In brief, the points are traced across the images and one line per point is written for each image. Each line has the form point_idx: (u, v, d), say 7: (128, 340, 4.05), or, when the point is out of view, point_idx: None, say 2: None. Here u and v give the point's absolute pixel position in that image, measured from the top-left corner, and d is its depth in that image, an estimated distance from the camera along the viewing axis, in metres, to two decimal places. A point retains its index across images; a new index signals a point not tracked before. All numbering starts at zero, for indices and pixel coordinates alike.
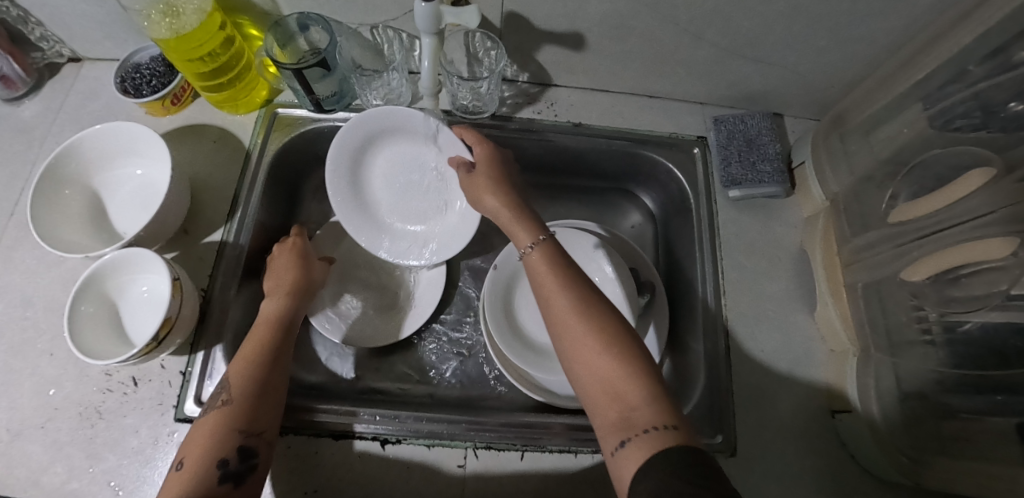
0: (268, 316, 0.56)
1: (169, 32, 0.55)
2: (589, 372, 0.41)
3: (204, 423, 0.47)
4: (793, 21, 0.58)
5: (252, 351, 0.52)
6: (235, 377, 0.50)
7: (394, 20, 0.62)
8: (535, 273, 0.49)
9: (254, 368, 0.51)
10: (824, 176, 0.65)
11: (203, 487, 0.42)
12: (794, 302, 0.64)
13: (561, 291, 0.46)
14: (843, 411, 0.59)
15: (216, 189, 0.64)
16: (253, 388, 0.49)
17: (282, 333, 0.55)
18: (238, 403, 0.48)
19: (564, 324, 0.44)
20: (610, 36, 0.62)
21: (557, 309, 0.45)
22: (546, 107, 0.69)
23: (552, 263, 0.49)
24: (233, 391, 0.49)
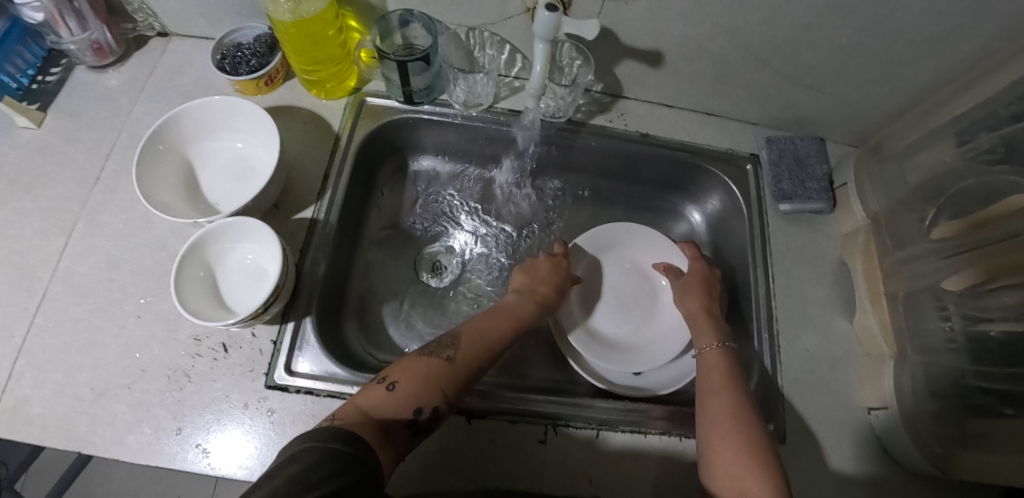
0: (513, 312, 0.59)
1: (293, 16, 0.59)
2: (720, 456, 0.49)
3: (419, 364, 0.49)
4: (848, 56, 0.66)
5: (495, 336, 0.55)
6: (471, 342, 0.53)
7: (493, 24, 0.66)
8: (704, 372, 0.58)
9: (487, 354, 0.53)
10: (864, 195, 0.72)
11: (398, 415, 0.45)
12: (835, 308, 0.71)
13: (724, 393, 0.55)
14: (879, 407, 0.65)
15: (307, 168, 0.67)
16: (475, 367, 0.52)
17: (518, 331, 0.58)
18: (460, 369, 0.50)
19: (722, 424, 0.51)
20: (686, 56, 0.68)
21: (716, 404, 0.54)
22: (617, 116, 0.75)
23: (727, 371, 0.57)
24: (465, 352, 0.52)
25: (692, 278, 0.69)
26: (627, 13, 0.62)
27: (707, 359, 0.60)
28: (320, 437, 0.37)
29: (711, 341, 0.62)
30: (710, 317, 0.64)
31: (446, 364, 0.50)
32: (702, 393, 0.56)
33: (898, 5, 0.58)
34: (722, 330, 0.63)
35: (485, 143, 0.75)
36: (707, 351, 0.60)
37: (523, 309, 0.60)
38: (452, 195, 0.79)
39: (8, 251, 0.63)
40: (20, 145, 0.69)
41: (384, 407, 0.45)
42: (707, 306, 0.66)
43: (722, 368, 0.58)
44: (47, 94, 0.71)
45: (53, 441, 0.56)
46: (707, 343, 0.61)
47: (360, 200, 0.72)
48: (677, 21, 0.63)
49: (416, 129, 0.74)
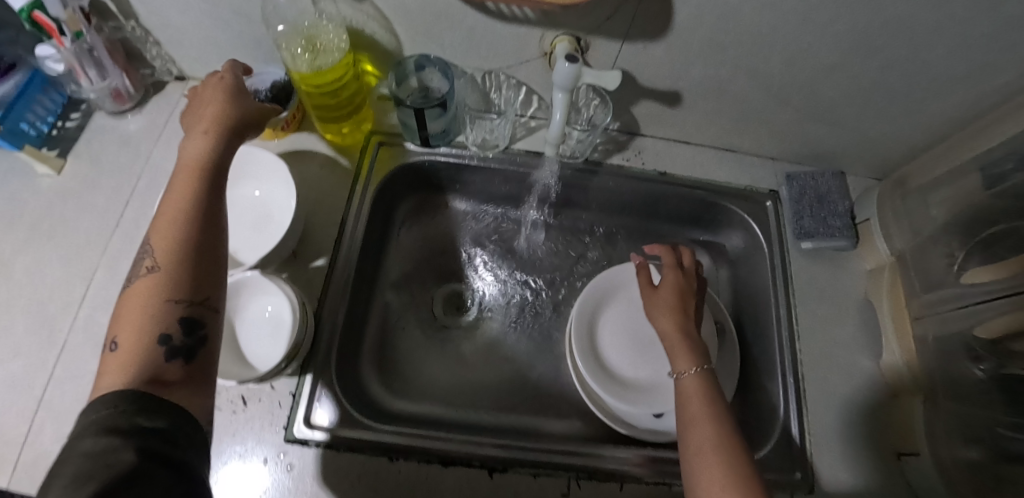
0: (193, 163, 0.45)
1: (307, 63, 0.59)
2: (706, 493, 0.45)
3: (140, 284, 0.39)
4: (870, 94, 0.65)
5: (174, 206, 0.42)
6: (165, 235, 0.41)
7: (509, 67, 0.66)
8: (685, 400, 0.54)
9: (184, 225, 0.41)
10: (888, 231, 0.70)
11: (149, 365, 0.36)
12: (862, 349, 0.69)
13: (706, 422, 0.50)
14: (909, 454, 0.63)
15: (324, 214, 0.67)
16: (185, 247, 0.40)
17: (214, 186, 0.45)
18: (164, 267, 0.40)
19: (705, 457, 0.47)
20: (705, 96, 0.68)
21: (699, 436, 0.50)
22: (634, 155, 0.74)
23: (709, 397, 0.53)
24: (156, 256, 0.40)
25: (669, 293, 0.65)
26: (645, 55, 0.62)
27: (685, 387, 0.55)
28: (112, 403, 0.33)
29: (688, 364, 0.57)
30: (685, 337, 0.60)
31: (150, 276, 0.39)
32: (683, 422, 0.52)
33: (923, 46, 0.57)
34: (700, 349, 0.59)
35: (501, 183, 0.75)
36: (685, 376, 0.56)
37: (222, 122, 0.49)
38: (468, 234, 0.79)
39: (29, 301, 0.64)
40: (41, 192, 0.69)
41: (115, 379, 0.36)
42: (679, 325, 0.61)
43: (701, 396, 0.54)
44: (67, 139, 0.72)
45: None
46: (685, 368, 0.57)
47: (376, 242, 0.72)
48: (697, 63, 0.62)
49: (433, 171, 0.74)
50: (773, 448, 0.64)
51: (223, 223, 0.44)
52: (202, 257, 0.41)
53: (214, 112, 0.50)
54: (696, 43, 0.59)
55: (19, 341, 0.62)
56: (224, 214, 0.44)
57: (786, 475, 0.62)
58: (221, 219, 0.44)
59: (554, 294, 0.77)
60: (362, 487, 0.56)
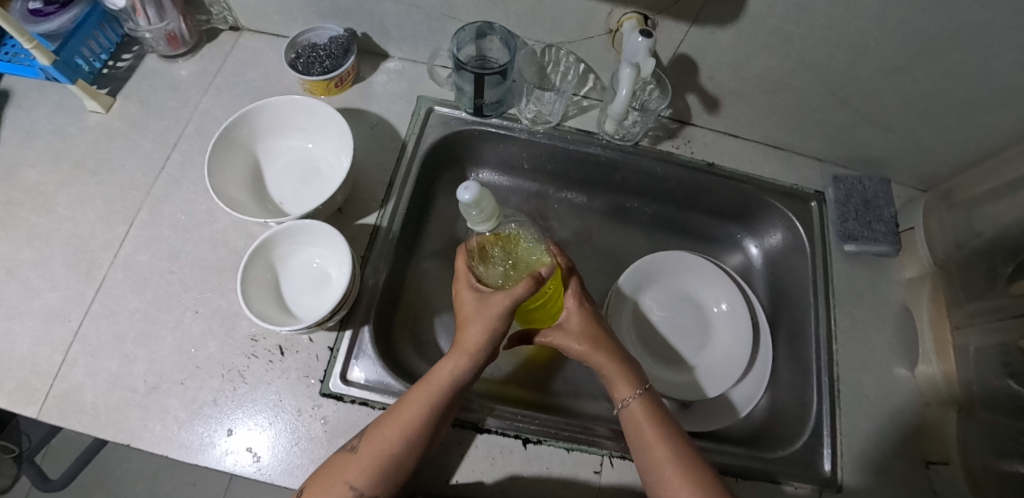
0: (440, 387, 0.51)
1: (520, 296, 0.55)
2: None
3: (340, 462, 0.48)
4: (930, 101, 0.64)
5: (408, 412, 0.49)
6: (382, 437, 0.48)
7: (572, 42, 0.65)
8: (628, 423, 0.53)
9: (399, 435, 0.48)
10: (933, 241, 0.70)
11: None
12: (897, 356, 0.69)
13: (663, 443, 0.50)
14: (939, 462, 0.62)
15: (372, 174, 0.67)
16: (390, 454, 0.48)
17: (440, 411, 0.50)
18: (367, 461, 0.48)
19: (667, 471, 0.48)
20: (762, 89, 0.68)
21: (657, 461, 0.49)
22: (683, 143, 0.74)
23: (655, 415, 0.52)
24: (368, 449, 0.48)
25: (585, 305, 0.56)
26: (710, 41, 0.62)
27: (628, 416, 0.53)
28: None
29: (630, 390, 0.54)
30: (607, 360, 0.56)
31: (354, 458, 0.48)
32: (636, 452, 0.51)
33: (993, 55, 0.56)
34: (637, 370, 0.56)
35: (549, 159, 0.75)
36: (629, 405, 0.53)
37: (475, 341, 0.51)
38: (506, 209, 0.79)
39: (70, 235, 0.64)
40: (88, 129, 0.69)
41: None
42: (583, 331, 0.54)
43: (648, 415, 0.52)
44: (117, 79, 0.72)
45: (103, 431, 0.55)
46: (623, 393, 0.54)
47: (417, 207, 0.71)
48: (761, 54, 0.62)
49: (479, 141, 0.73)
50: (801, 444, 0.64)
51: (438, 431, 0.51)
52: (399, 469, 0.48)
53: (472, 309, 0.52)
54: (763, 33, 0.59)
55: (60, 272, 0.62)
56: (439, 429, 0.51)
57: (814, 472, 0.62)
58: (433, 430, 0.50)
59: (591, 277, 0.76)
60: None
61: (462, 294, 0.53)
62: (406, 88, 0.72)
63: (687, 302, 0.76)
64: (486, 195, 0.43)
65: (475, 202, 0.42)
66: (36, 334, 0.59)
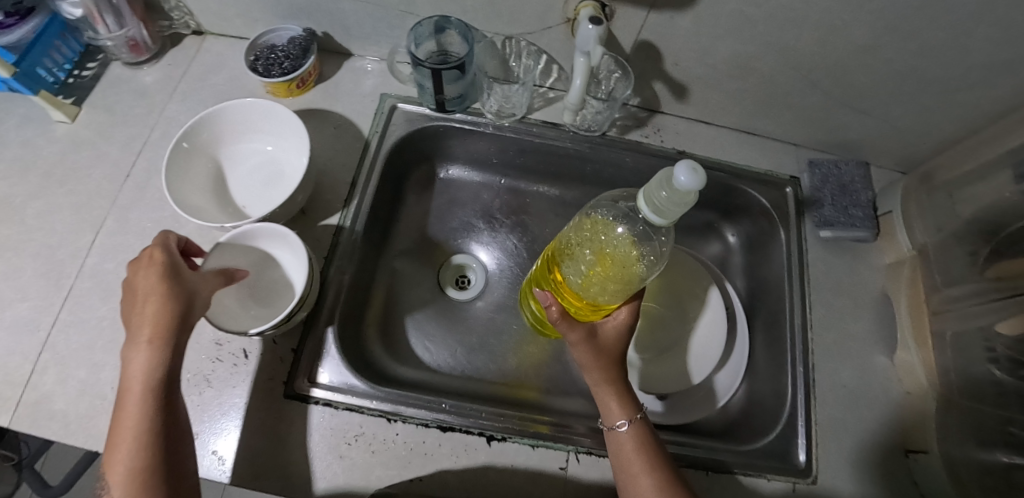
0: (134, 385, 0.43)
1: (580, 276, 0.53)
2: None
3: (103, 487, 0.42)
4: (903, 80, 0.62)
5: (132, 423, 0.42)
6: (118, 456, 0.41)
7: (531, 33, 0.64)
8: (614, 449, 0.50)
9: (146, 452, 0.42)
10: (911, 225, 0.68)
11: None
12: (876, 344, 0.67)
13: (647, 473, 0.47)
14: (918, 451, 0.61)
15: (335, 174, 0.66)
16: (144, 474, 0.41)
17: (156, 412, 0.43)
18: (121, 488, 0.41)
19: None
20: (730, 74, 0.66)
21: (642, 491, 0.47)
22: (653, 132, 0.73)
23: (645, 443, 0.49)
24: (112, 479, 0.41)
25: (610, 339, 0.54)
26: (671, 26, 0.60)
27: (617, 441, 0.50)
28: None
29: (621, 414, 0.51)
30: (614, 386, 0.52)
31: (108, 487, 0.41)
32: (620, 479, 0.49)
33: (964, 30, 0.54)
34: (633, 392, 0.53)
35: (518, 153, 0.74)
36: (617, 430, 0.50)
37: (153, 320, 0.45)
38: (478, 206, 0.78)
39: (38, 246, 0.64)
40: (55, 139, 0.70)
41: None
42: (592, 360, 0.53)
43: (636, 443, 0.49)
44: (82, 88, 0.72)
45: (75, 438, 0.56)
46: (614, 418, 0.51)
47: (385, 206, 0.71)
48: (725, 37, 0.61)
49: (446, 137, 0.72)
50: (777, 435, 0.62)
51: (175, 435, 0.44)
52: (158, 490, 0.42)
53: (138, 277, 0.47)
54: (725, 17, 0.58)
55: (30, 283, 0.63)
56: (179, 432, 0.45)
57: (791, 464, 0.60)
58: (175, 436, 0.44)
59: None
60: (358, 447, 0.55)
61: (142, 280, 0.46)
62: (370, 86, 0.72)
63: (658, 293, 0.75)
64: (691, 192, 0.41)
65: (681, 191, 0.40)
66: (6, 346, 0.60)
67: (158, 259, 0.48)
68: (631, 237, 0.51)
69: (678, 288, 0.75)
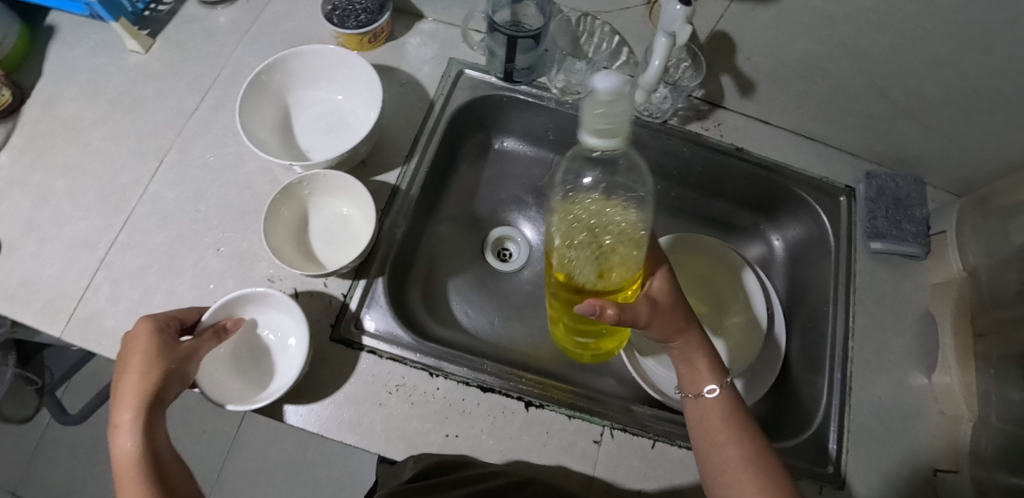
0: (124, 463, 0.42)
1: (591, 270, 0.50)
2: None
3: None
4: (975, 99, 0.62)
5: None
6: None
7: (607, 12, 0.65)
8: (699, 416, 0.50)
9: None
10: (964, 246, 0.68)
11: None
12: (914, 361, 0.67)
13: (733, 442, 0.47)
14: (947, 470, 0.61)
15: (399, 130, 0.67)
16: None
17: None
18: None
19: (739, 476, 0.45)
20: (800, 74, 0.66)
21: (726, 459, 0.47)
22: (713, 125, 0.73)
23: (732, 411, 0.49)
24: None
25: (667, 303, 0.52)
26: (749, 19, 0.60)
27: (702, 406, 0.50)
28: None
29: (710, 381, 0.51)
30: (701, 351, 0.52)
31: None
32: (702, 445, 0.49)
33: None
34: (718, 359, 0.53)
35: (576, 132, 0.74)
36: (702, 396, 0.50)
37: (133, 399, 0.43)
38: (528, 180, 0.79)
39: (102, 168, 0.66)
40: (127, 68, 0.71)
41: None
42: (669, 322, 0.50)
43: (722, 411, 0.49)
44: (157, 22, 0.73)
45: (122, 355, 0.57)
46: (702, 385, 0.51)
47: (440, 168, 0.71)
48: (802, 35, 0.61)
49: (507, 108, 0.73)
50: (806, 438, 0.62)
51: None
52: None
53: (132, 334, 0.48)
54: (805, 14, 0.58)
55: (91, 202, 0.64)
56: None
57: (818, 467, 0.61)
58: None
59: None
60: (398, 396, 0.56)
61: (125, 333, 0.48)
62: (438, 49, 0.72)
63: (699, 286, 0.75)
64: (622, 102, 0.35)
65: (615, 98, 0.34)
66: (64, 259, 0.61)
67: (145, 327, 0.47)
68: (601, 198, 0.51)
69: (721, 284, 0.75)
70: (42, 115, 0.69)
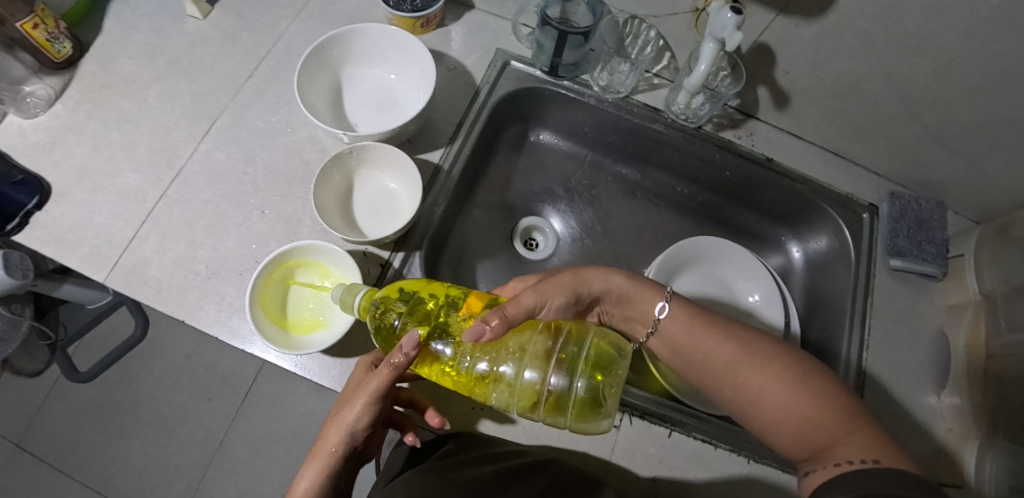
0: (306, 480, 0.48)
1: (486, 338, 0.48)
2: (762, 414, 0.46)
3: None
4: (1004, 128, 0.64)
5: None
6: None
7: (655, 16, 0.67)
8: (674, 346, 0.53)
9: None
10: (982, 270, 0.70)
11: None
12: (925, 378, 0.69)
13: (710, 346, 0.50)
14: (951, 485, 0.62)
15: (444, 113, 0.69)
16: None
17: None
18: None
19: (732, 375, 0.48)
20: (836, 92, 0.68)
21: (716, 367, 0.49)
22: (746, 135, 0.75)
23: (690, 317, 0.53)
24: None
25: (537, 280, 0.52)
26: (793, 34, 0.63)
27: (671, 334, 0.53)
28: None
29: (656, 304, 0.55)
30: (627, 284, 0.56)
31: None
32: (696, 370, 0.51)
33: None
34: (648, 279, 0.57)
35: (613, 130, 0.76)
36: (662, 321, 0.54)
37: (331, 443, 0.49)
38: (560, 174, 0.81)
39: (156, 124, 0.68)
40: (186, 31, 0.73)
41: None
42: (563, 279, 0.52)
43: (686, 322, 0.53)
44: None
45: (165, 305, 0.59)
46: (652, 314, 0.55)
47: (479, 154, 0.74)
48: (842, 54, 0.63)
49: (548, 102, 0.75)
50: None
51: None
52: None
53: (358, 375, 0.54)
54: (849, 33, 0.60)
55: (143, 157, 0.66)
56: None
57: None
58: None
59: (630, 253, 0.79)
60: None
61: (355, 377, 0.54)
62: (486, 39, 0.75)
63: (720, 289, 0.77)
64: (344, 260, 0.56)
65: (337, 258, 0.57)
66: (114, 208, 0.64)
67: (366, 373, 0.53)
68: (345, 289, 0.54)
69: (740, 289, 0.77)
70: (100, 69, 0.71)
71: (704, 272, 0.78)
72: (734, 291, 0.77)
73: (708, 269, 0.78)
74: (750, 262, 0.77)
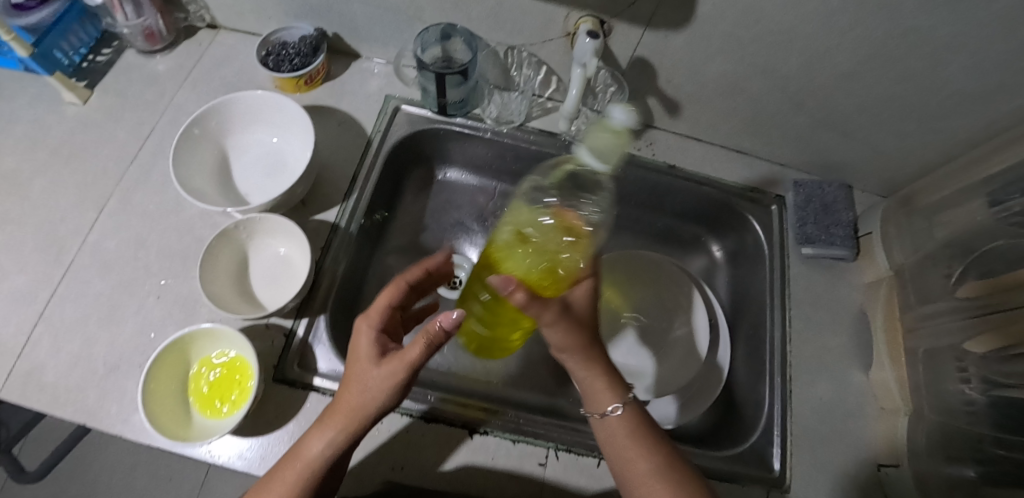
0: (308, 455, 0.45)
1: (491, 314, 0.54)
2: None
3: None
4: (882, 107, 0.65)
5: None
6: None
7: (533, 45, 0.67)
8: (607, 437, 0.50)
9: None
10: (890, 246, 0.70)
11: None
12: (853, 360, 0.69)
13: (641, 451, 0.48)
14: (890, 465, 0.62)
15: (338, 168, 0.68)
16: None
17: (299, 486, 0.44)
18: None
19: (648, 485, 0.46)
20: (720, 93, 0.69)
21: (639, 474, 0.47)
22: (645, 145, 0.76)
23: (638, 423, 0.50)
24: None
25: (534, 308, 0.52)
26: (664, 45, 0.63)
27: (608, 427, 0.50)
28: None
29: (612, 400, 0.51)
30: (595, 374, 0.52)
31: None
32: (616, 467, 0.49)
33: (940, 62, 0.57)
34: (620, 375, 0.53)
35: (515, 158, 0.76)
36: (607, 415, 0.51)
37: (348, 411, 0.46)
38: (473, 207, 0.81)
39: (43, 220, 0.66)
40: (65, 119, 0.72)
41: None
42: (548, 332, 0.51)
43: (629, 426, 0.50)
44: (94, 73, 0.74)
45: (60, 409, 0.56)
46: (602, 406, 0.51)
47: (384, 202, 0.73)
48: (714, 56, 0.64)
49: (445, 140, 0.75)
50: (751, 444, 0.63)
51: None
52: None
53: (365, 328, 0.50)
54: (715, 37, 0.61)
55: (30, 255, 0.64)
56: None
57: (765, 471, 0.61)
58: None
59: None
60: None
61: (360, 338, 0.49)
62: (375, 87, 0.74)
63: (645, 300, 0.78)
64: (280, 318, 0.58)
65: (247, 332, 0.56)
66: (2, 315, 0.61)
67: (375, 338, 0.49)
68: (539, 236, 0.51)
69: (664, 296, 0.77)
70: None
71: (628, 285, 0.79)
72: (659, 298, 0.77)
73: (633, 282, 0.78)
74: (669, 269, 0.78)
